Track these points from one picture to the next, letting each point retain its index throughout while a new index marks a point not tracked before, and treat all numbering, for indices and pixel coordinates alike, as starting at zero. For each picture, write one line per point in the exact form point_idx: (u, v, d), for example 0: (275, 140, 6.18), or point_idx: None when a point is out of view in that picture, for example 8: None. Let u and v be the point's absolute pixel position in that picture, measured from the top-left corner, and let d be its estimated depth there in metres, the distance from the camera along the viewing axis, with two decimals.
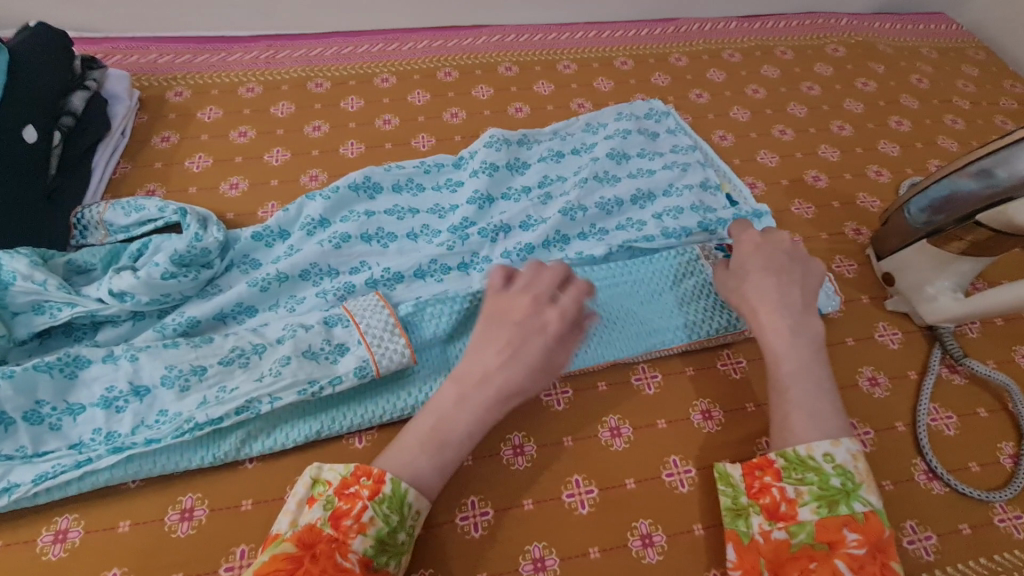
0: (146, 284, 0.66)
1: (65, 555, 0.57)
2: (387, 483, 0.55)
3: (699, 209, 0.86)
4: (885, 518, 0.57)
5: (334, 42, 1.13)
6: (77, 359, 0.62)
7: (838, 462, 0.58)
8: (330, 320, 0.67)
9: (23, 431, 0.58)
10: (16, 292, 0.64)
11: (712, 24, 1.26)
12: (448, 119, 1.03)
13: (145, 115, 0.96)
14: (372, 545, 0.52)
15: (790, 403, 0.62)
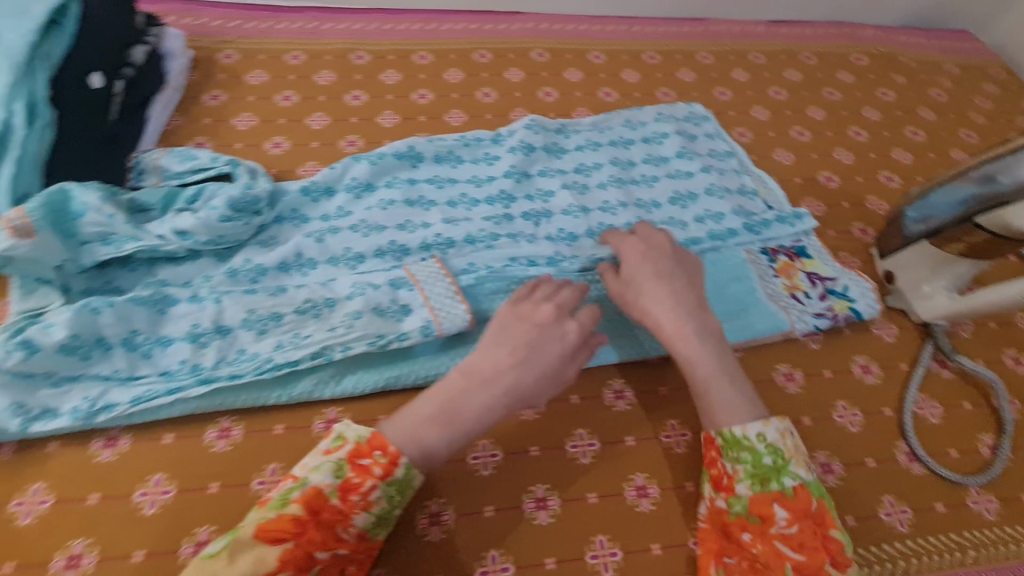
0: (206, 225, 0.74)
1: (116, 458, 0.63)
2: (401, 465, 0.57)
3: (740, 214, 0.93)
4: (816, 491, 0.61)
5: (377, 17, 1.18)
6: (167, 297, 0.68)
7: (769, 441, 0.63)
8: (396, 282, 0.74)
9: (120, 356, 0.64)
10: (87, 221, 0.70)
11: (740, 26, 1.30)
12: (480, 98, 1.08)
13: (197, 73, 1.01)
14: (371, 521, 0.56)
15: (712, 397, 0.67)
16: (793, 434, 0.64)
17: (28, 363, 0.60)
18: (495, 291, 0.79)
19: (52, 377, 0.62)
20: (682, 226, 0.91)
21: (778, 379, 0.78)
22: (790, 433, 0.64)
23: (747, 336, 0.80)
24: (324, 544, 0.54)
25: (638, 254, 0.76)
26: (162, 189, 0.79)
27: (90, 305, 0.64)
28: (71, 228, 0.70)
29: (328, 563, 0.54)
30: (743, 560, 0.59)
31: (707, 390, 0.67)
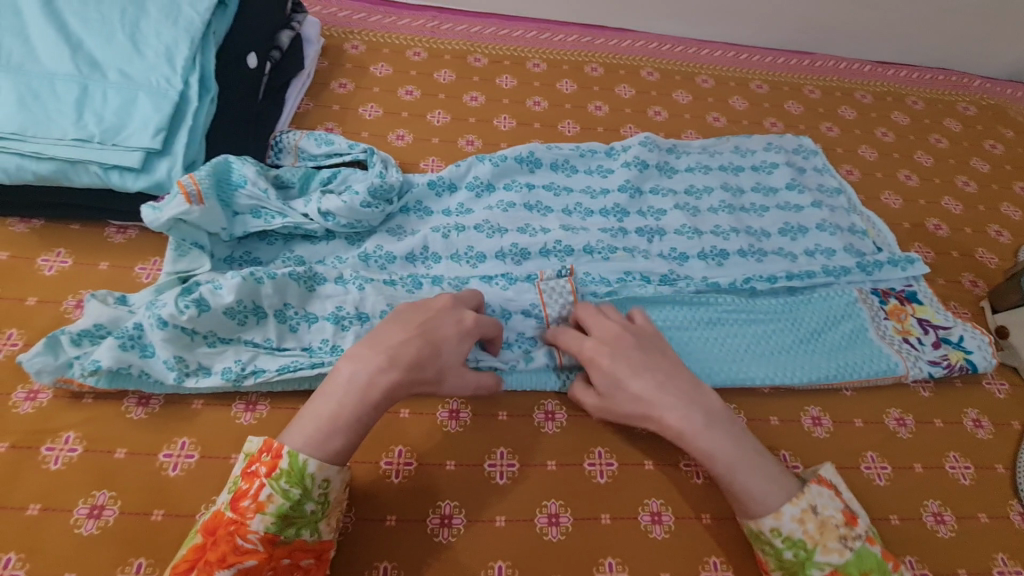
0: (350, 209, 0.77)
1: (256, 422, 0.65)
2: (284, 458, 0.54)
3: (850, 252, 0.93)
4: (853, 569, 0.56)
5: (493, 22, 1.21)
6: (316, 276, 0.71)
7: (786, 534, 0.59)
8: (529, 310, 0.77)
9: (272, 325, 0.67)
10: (244, 195, 0.74)
11: (847, 64, 1.30)
12: (592, 111, 1.09)
13: (326, 60, 1.05)
14: (274, 522, 0.52)
15: (738, 489, 0.60)
16: (817, 512, 0.59)
17: (196, 320, 0.63)
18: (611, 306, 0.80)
19: (209, 336, 0.65)
20: (792, 258, 0.91)
21: (889, 423, 0.77)
22: (812, 512, 0.59)
23: (861, 377, 0.79)
24: (226, 559, 0.51)
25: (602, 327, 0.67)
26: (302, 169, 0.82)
27: (254, 274, 0.67)
28: (227, 198, 0.74)
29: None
30: None
31: (730, 482, 0.60)
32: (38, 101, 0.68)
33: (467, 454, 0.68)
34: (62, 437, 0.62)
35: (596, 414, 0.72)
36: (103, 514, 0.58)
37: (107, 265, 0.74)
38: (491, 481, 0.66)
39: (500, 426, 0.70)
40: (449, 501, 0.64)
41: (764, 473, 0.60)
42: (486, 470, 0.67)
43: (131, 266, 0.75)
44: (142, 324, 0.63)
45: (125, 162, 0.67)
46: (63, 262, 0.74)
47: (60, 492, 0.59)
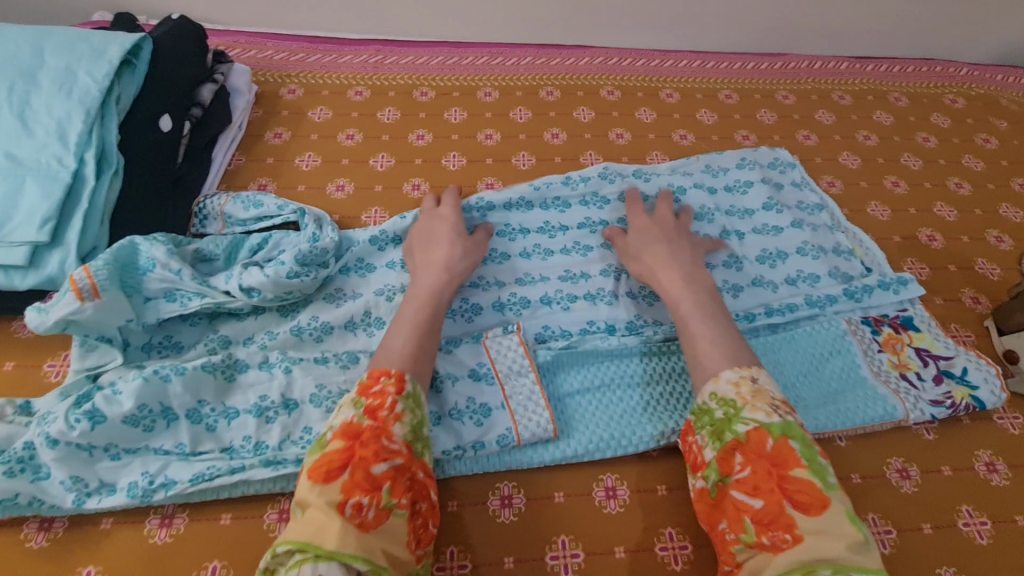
0: (274, 283, 0.69)
1: (172, 540, 0.58)
2: (408, 381, 0.57)
3: (836, 277, 0.85)
4: (778, 430, 0.55)
5: (440, 51, 1.14)
6: (237, 363, 0.65)
7: (719, 396, 0.60)
8: (477, 374, 0.69)
9: (185, 428, 0.60)
10: (154, 278, 0.67)
11: (822, 63, 1.22)
12: (549, 139, 1.02)
13: (260, 109, 0.99)
14: (411, 432, 0.54)
15: (689, 339, 0.66)
16: (755, 383, 0.60)
17: (91, 435, 0.57)
18: (573, 364, 0.72)
19: (111, 448, 0.58)
20: (773, 287, 0.83)
21: (891, 476, 0.69)
22: (750, 380, 0.60)
23: (855, 425, 0.71)
24: (380, 456, 0.51)
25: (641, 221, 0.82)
26: (228, 237, 0.75)
27: (160, 373, 0.60)
28: (136, 283, 0.67)
29: (395, 476, 0.51)
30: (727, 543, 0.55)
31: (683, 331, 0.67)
32: None
33: None
34: None
35: (559, 495, 0.65)
36: None
37: (12, 365, 0.68)
38: None
39: (451, 518, 0.63)
40: None
41: (722, 342, 0.64)
42: None
43: (39, 364, 0.68)
44: (33, 443, 0.56)
45: (8, 260, 0.63)
46: None
47: None
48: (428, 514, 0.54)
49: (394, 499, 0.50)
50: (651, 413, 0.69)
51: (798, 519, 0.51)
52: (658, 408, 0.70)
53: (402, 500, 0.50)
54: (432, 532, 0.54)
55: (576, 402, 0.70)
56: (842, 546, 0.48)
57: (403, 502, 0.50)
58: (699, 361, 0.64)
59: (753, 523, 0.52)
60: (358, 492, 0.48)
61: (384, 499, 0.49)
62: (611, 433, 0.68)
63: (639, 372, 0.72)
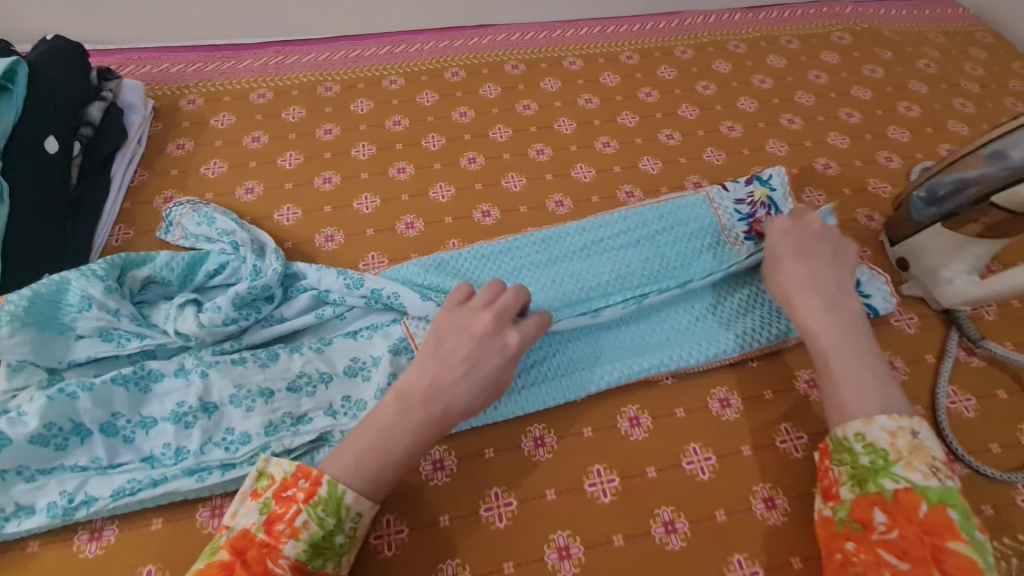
0: (210, 331, 0.67)
1: (102, 553, 0.58)
2: (324, 486, 0.54)
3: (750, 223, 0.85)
4: (936, 497, 0.53)
5: (342, 46, 1.14)
6: (151, 372, 0.64)
7: (870, 440, 0.57)
8: (396, 349, 0.69)
9: (100, 443, 0.60)
10: (87, 316, 0.65)
11: (716, 16, 1.26)
12: (457, 119, 1.03)
13: (160, 123, 0.97)
14: (306, 550, 0.52)
15: (830, 369, 0.62)
16: (916, 435, 0.57)
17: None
18: None
19: (25, 471, 0.58)
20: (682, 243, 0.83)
21: (800, 387, 0.73)
22: (909, 431, 0.57)
23: (762, 344, 0.75)
24: None
25: (782, 231, 0.72)
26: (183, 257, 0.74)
27: (65, 390, 0.60)
28: (68, 321, 0.65)
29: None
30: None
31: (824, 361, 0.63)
32: None
33: None
34: None
35: (489, 450, 0.67)
36: None
37: None
38: (379, 555, 0.61)
39: None
40: None
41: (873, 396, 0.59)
42: (373, 543, 0.61)
43: None
44: None
45: None
46: None
47: None
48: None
49: None
50: (572, 366, 0.73)
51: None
52: (579, 360, 0.73)
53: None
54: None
55: None
56: None
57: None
58: (843, 401, 0.60)
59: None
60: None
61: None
62: (531, 387, 0.70)
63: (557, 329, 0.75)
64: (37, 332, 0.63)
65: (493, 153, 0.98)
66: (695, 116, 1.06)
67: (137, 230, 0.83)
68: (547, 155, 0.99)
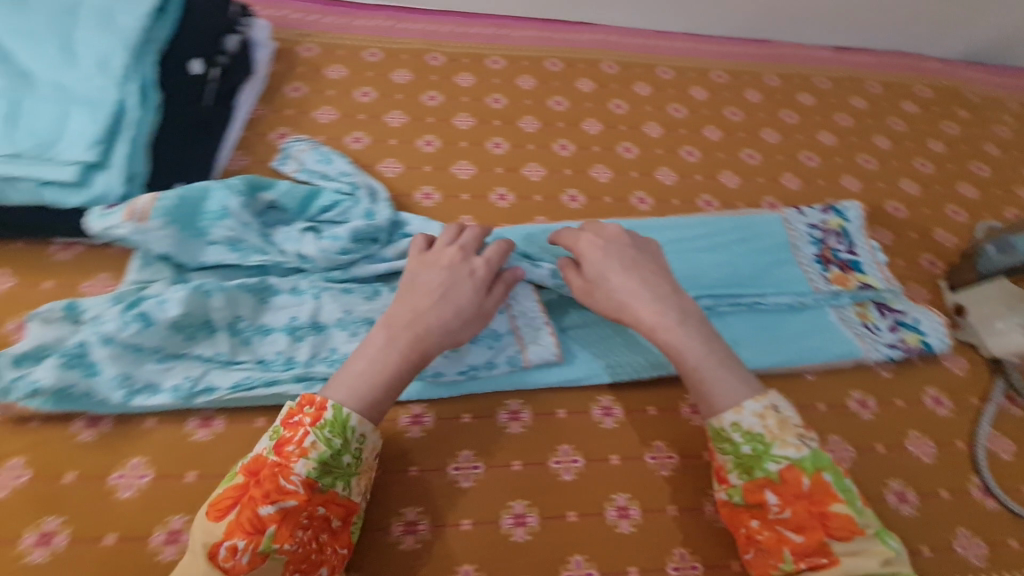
0: (326, 257, 0.73)
1: (212, 438, 0.64)
2: (330, 409, 0.58)
3: (821, 248, 0.91)
4: (810, 467, 0.59)
5: (450, 20, 1.20)
6: (270, 287, 0.70)
7: (745, 429, 0.61)
8: None
9: (223, 340, 0.66)
10: (221, 226, 0.70)
11: (805, 51, 1.31)
12: (552, 106, 1.08)
13: (278, 64, 1.03)
14: (316, 468, 0.56)
15: (704, 384, 0.64)
16: (778, 410, 0.62)
17: (140, 335, 0.63)
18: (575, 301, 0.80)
19: (156, 353, 0.64)
20: (758, 256, 0.88)
21: (851, 405, 0.78)
22: (773, 409, 0.62)
23: (823, 361, 0.80)
24: (270, 496, 0.54)
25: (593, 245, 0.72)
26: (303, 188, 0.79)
27: (203, 288, 0.66)
28: (203, 227, 0.70)
29: (280, 522, 0.53)
30: (756, 547, 0.62)
31: (699, 378, 0.64)
32: None
33: (432, 459, 0.68)
34: (8, 464, 0.60)
35: (562, 411, 0.73)
36: (53, 540, 0.57)
37: (51, 284, 0.72)
38: (456, 484, 0.66)
39: (465, 429, 0.70)
40: (414, 508, 0.65)
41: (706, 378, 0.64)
42: (451, 474, 0.67)
43: (76, 284, 0.72)
44: (85, 343, 0.62)
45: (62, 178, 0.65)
46: (4, 283, 0.71)
47: (6, 520, 0.57)
48: (332, 545, 0.57)
49: (275, 544, 0.52)
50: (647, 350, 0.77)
51: (837, 548, 0.57)
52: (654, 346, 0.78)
53: (282, 546, 0.53)
54: (339, 559, 0.57)
55: (577, 335, 0.77)
56: (876, 563, 0.56)
57: (284, 546, 0.53)
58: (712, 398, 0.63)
59: (794, 554, 0.59)
60: (238, 534, 0.52)
61: (264, 544, 0.52)
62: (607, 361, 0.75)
63: None
64: (179, 231, 0.68)
65: (583, 144, 1.03)
66: (776, 141, 1.10)
67: (252, 159, 0.90)
68: (634, 154, 1.03)
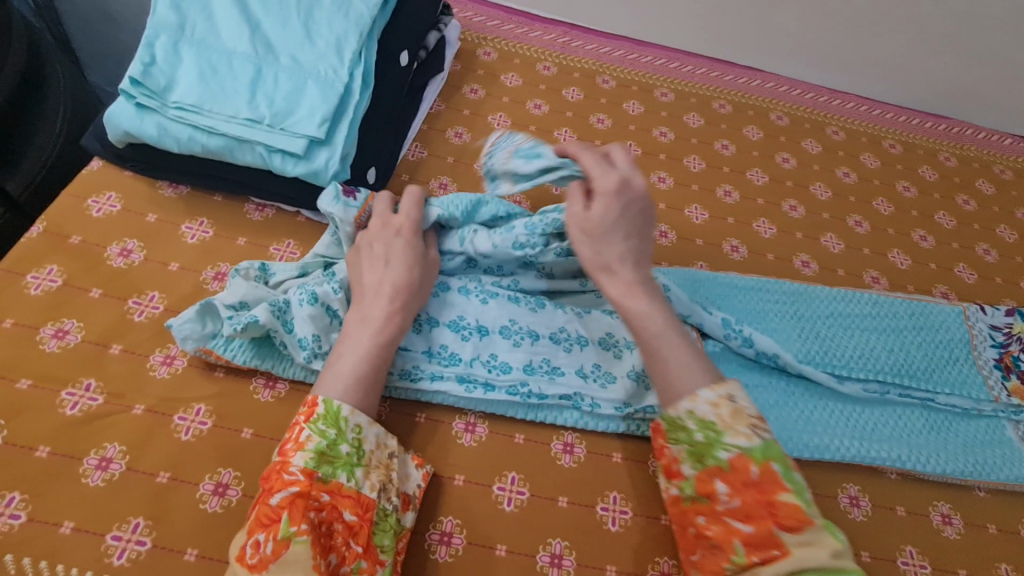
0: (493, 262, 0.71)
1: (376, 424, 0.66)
2: (321, 404, 0.56)
3: (1001, 354, 0.83)
4: (759, 454, 0.51)
5: (622, 46, 1.20)
6: (444, 284, 0.72)
7: (699, 416, 0.54)
8: None
9: None
10: None
11: (986, 134, 1.22)
12: (719, 149, 1.06)
13: (459, 64, 1.06)
14: (314, 458, 0.54)
15: (665, 363, 0.57)
16: (735, 400, 0.54)
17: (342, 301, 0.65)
18: (737, 360, 0.76)
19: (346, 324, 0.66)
20: (932, 351, 0.82)
21: None
22: (729, 398, 0.54)
23: (998, 479, 0.73)
24: (274, 491, 0.52)
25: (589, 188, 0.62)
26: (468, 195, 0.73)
27: None
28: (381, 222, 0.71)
29: (290, 505, 0.51)
30: (704, 548, 0.54)
31: (654, 354, 0.58)
32: (217, 78, 0.70)
33: (580, 492, 0.65)
34: (193, 408, 0.63)
35: None
36: (227, 493, 0.59)
37: (244, 241, 0.76)
38: (603, 526, 0.63)
39: (616, 469, 0.67)
40: (560, 540, 0.62)
41: (691, 369, 0.56)
42: (599, 514, 0.64)
43: (266, 246, 0.76)
44: (291, 299, 0.65)
45: (290, 148, 0.69)
46: (204, 232, 0.75)
47: (188, 464, 0.60)
48: (347, 537, 0.53)
49: (292, 528, 0.49)
50: (809, 428, 0.73)
51: (786, 539, 0.49)
52: (814, 424, 0.73)
53: (299, 528, 0.50)
54: (355, 555, 0.52)
55: None
56: (828, 556, 0.47)
57: (302, 528, 0.50)
58: (674, 385, 0.56)
59: (743, 545, 0.50)
60: (257, 530, 0.50)
61: (281, 531, 0.49)
62: None
63: (796, 385, 0.76)
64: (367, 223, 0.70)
65: (748, 194, 1.00)
66: (952, 227, 1.03)
67: (429, 152, 0.92)
68: (799, 213, 0.99)
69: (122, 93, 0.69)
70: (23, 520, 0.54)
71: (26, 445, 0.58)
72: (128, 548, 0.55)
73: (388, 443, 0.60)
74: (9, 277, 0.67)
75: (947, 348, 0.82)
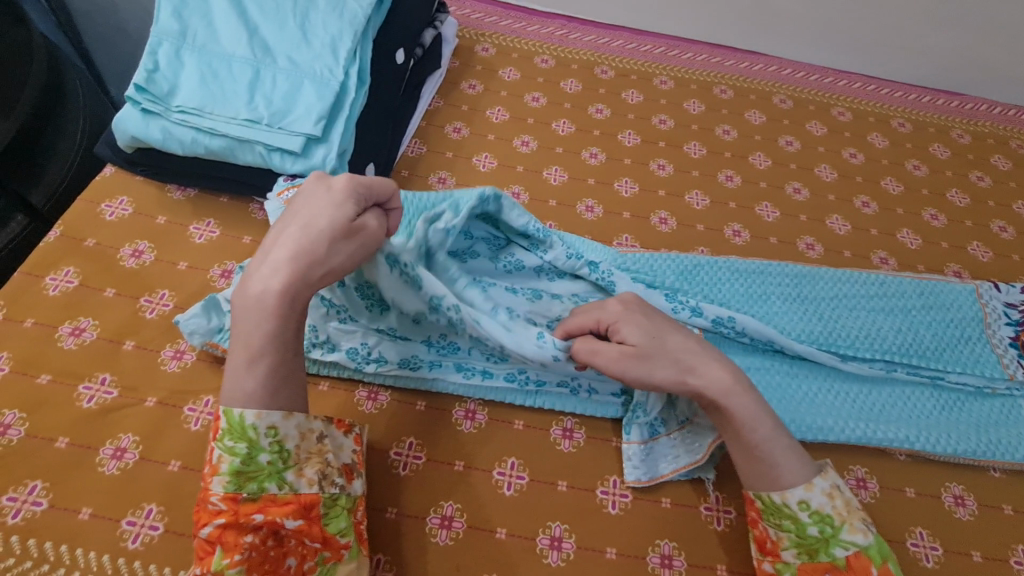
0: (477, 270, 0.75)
1: (377, 412, 0.68)
2: (223, 417, 0.52)
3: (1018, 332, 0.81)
4: (878, 556, 0.55)
5: (621, 35, 1.19)
6: None
7: (814, 509, 0.57)
8: None
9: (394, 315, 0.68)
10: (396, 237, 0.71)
11: (1002, 109, 1.18)
12: (720, 135, 1.05)
13: (457, 61, 1.07)
14: (231, 480, 0.51)
15: (770, 457, 0.59)
16: (843, 492, 0.58)
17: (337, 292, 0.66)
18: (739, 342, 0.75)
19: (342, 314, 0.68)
20: (943, 331, 0.80)
21: None
22: (838, 490, 0.58)
23: (1011, 459, 0.71)
24: (203, 523, 0.51)
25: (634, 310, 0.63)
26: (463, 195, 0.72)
27: None
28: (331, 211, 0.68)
29: (220, 536, 0.50)
30: None
31: (760, 455, 0.59)
32: (217, 81, 0.72)
33: (580, 476, 0.66)
34: (202, 399, 0.65)
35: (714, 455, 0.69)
36: None
37: (249, 240, 0.78)
38: (604, 509, 0.64)
39: (614, 452, 0.68)
40: (559, 524, 0.62)
41: (790, 457, 0.59)
42: (599, 497, 0.64)
43: None
44: None
45: (288, 146, 0.71)
46: (211, 232, 0.78)
47: (199, 453, 0.62)
48: (298, 538, 0.53)
49: (224, 560, 0.49)
50: (812, 407, 0.72)
51: None
52: (816, 404, 0.72)
53: (232, 560, 0.49)
54: (314, 550, 0.53)
55: None
56: None
57: (235, 558, 0.50)
58: (778, 471, 0.58)
59: None
60: (195, 564, 0.50)
61: (215, 563, 0.50)
62: None
63: (798, 366, 0.75)
64: None
65: (750, 178, 0.99)
66: (965, 205, 1.01)
67: (428, 148, 0.93)
68: (804, 196, 0.98)
69: (128, 100, 0.72)
70: (45, 506, 0.57)
71: (46, 437, 0.61)
72: (141, 533, 0.57)
73: (312, 427, 0.56)
74: (30, 280, 0.71)
75: (960, 328, 0.80)
